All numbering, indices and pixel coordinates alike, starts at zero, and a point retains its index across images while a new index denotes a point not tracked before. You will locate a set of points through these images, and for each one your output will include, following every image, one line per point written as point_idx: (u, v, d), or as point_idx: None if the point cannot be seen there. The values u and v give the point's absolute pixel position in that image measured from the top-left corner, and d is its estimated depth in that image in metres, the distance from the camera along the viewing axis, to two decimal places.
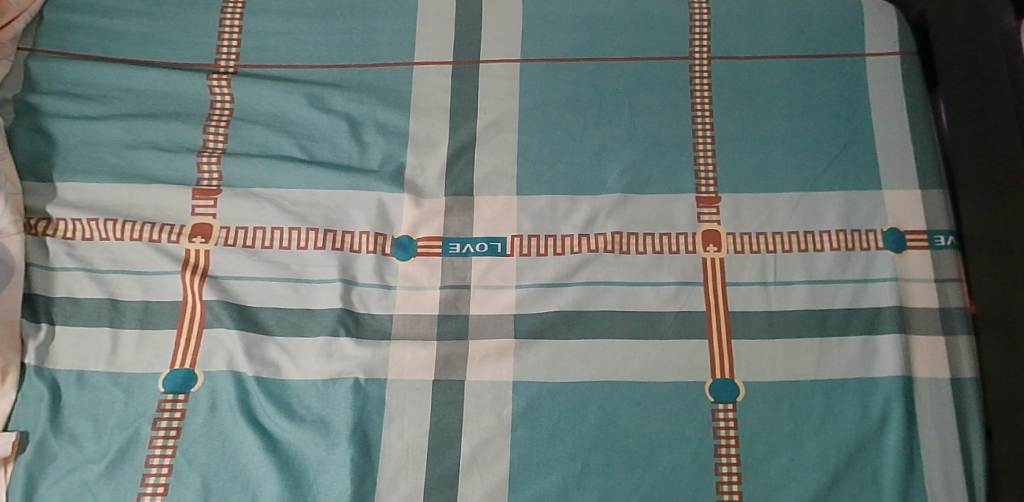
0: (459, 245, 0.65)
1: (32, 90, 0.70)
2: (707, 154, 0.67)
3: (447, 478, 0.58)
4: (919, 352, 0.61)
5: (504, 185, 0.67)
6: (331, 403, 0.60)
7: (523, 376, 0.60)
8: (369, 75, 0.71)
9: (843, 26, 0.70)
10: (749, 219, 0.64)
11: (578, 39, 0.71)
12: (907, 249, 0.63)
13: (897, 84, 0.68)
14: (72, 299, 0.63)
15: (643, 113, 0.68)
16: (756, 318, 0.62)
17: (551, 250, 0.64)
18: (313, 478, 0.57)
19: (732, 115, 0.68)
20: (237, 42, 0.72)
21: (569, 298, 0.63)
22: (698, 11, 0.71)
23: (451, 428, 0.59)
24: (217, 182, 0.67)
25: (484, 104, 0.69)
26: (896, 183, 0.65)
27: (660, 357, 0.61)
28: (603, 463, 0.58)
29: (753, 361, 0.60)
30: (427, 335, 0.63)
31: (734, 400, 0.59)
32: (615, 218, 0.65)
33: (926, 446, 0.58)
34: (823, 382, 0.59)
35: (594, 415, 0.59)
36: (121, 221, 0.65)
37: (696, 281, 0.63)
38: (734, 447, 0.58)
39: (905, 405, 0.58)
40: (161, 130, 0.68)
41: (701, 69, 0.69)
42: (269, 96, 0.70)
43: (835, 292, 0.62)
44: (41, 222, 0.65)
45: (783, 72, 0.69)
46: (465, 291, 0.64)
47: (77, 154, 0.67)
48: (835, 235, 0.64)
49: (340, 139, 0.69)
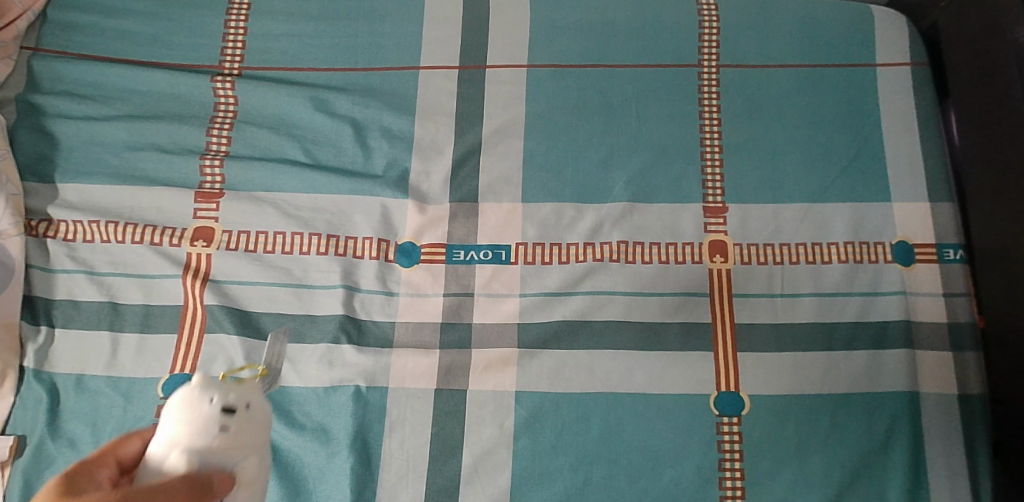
0: (463, 252, 0.65)
1: (35, 90, 0.69)
2: (714, 163, 0.66)
3: (448, 488, 0.57)
4: (926, 367, 0.60)
5: (509, 192, 0.66)
6: (332, 411, 0.59)
7: (526, 386, 0.60)
8: (375, 79, 0.70)
9: (854, 36, 0.69)
10: (757, 230, 0.64)
11: (586, 45, 0.71)
12: (916, 263, 0.62)
13: (908, 95, 0.67)
14: (72, 302, 0.62)
15: (650, 121, 0.68)
16: (762, 331, 0.61)
17: (555, 258, 0.64)
18: (313, 487, 0.57)
19: (740, 125, 0.67)
20: (241, 44, 0.71)
21: (573, 308, 0.62)
22: (707, 18, 0.71)
23: (453, 439, 0.59)
24: (219, 185, 0.66)
25: (490, 109, 0.69)
26: (906, 196, 0.64)
27: (665, 369, 0.60)
28: (604, 477, 0.57)
29: (758, 374, 0.60)
30: (429, 344, 0.62)
31: (739, 413, 0.59)
32: (621, 227, 0.64)
33: (933, 463, 0.57)
34: (830, 396, 0.59)
35: (597, 427, 0.59)
36: (122, 224, 0.64)
37: (703, 292, 0.62)
38: (738, 461, 0.57)
39: (911, 421, 0.58)
40: (164, 132, 0.68)
41: (710, 77, 0.69)
42: (273, 98, 0.69)
43: (842, 305, 0.61)
44: (41, 223, 0.64)
45: (792, 81, 0.68)
46: (468, 299, 0.63)
47: (78, 155, 0.67)
48: (843, 247, 0.63)
49: (344, 143, 0.68)
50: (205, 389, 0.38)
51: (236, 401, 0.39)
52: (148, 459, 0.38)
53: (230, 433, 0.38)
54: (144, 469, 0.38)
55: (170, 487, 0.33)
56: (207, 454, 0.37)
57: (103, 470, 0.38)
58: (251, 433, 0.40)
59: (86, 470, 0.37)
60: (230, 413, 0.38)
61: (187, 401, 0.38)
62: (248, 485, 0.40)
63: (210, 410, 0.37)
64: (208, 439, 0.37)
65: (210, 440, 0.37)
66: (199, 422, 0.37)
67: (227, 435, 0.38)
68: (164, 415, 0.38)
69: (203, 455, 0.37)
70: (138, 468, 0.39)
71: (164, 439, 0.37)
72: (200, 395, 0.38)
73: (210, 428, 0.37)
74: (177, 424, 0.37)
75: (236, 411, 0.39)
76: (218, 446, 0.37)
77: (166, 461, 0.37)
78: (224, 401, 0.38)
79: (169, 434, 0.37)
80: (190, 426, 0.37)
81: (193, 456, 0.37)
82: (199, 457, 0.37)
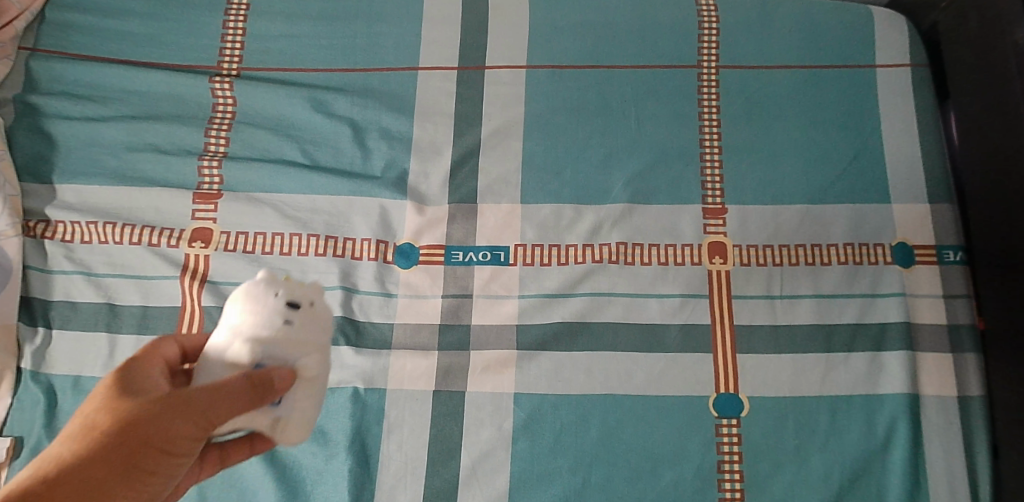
0: (462, 253, 0.65)
1: (33, 91, 0.69)
2: (714, 165, 0.66)
3: (446, 490, 0.57)
4: (926, 369, 0.60)
5: (508, 193, 0.66)
6: (330, 412, 0.59)
7: (525, 388, 0.60)
8: (373, 79, 0.70)
9: (854, 37, 0.69)
10: (756, 231, 0.64)
11: (585, 46, 0.70)
12: (915, 264, 0.62)
13: (908, 96, 0.67)
14: (69, 303, 0.62)
15: (649, 122, 0.68)
16: (761, 332, 0.61)
17: (554, 259, 0.64)
18: (310, 489, 0.57)
19: (739, 126, 0.67)
20: (239, 44, 0.71)
21: (573, 309, 0.62)
22: (707, 18, 0.71)
23: (451, 440, 0.59)
24: (218, 186, 0.66)
25: (490, 110, 0.69)
26: (906, 198, 0.64)
27: (664, 371, 0.60)
28: (603, 479, 0.57)
29: (758, 376, 0.60)
30: (428, 345, 0.62)
31: (738, 415, 0.58)
32: (620, 228, 0.64)
33: (932, 465, 0.57)
34: (829, 398, 0.59)
35: (596, 429, 0.58)
36: (120, 224, 0.64)
37: (702, 293, 0.62)
38: (737, 463, 0.57)
39: (911, 423, 0.57)
40: (162, 133, 0.68)
41: (709, 78, 0.69)
42: (272, 99, 0.69)
43: (841, 307, 0.61)
44: (39, 224, 0.64)
45: (792, 82, 0.68)
46: (467, 300, 0.63)
47: (76, 155, 0.67)
48: (843, 249, 0.63)
49: (343, 144, 0.68)
50: (270, 285, 0.40)
51: (299, 296, 0.41)
52: (211, 347, 0.40)
53: (294, 326, 0.40)
54: (209, 357, 0.40)
55: (230, 386, 0.35)
56: (271, 345, 0.39)
57: (154, 369, 0.40)
58: (315, 329, 0.41)
59: (140, 366, 0.39)
60: (292, 307, 0.40)
61: (251, 296, 0.40)
62: (309, 382, 0.42)
63: (273, 304, 0.39)
64: (271, 330, 0.39)
65: (275, 332, 0.39)
66: (263, 314, 0.39)
67: (290, 328, 0.39)
68: (230, 306, 0.40)
69: (267, 345, 0.39)
70: (201, 360, 0.41)
71: (230, 328, 0.40)
72: (264, 290, 0.40)
73: (273, 320, 0.39)
74: (241, 317, 0.39)
75: (298, 306, 0.40)
76: (282, 338, 0.39)
77: (229, 350, 0.39)
78: (287, 296, 0.40)
79: (232, 324, 0.39)
80: (254, 319, 0.39)
81: (254, 346, 0.38)
82: (260, 348, 0.39)
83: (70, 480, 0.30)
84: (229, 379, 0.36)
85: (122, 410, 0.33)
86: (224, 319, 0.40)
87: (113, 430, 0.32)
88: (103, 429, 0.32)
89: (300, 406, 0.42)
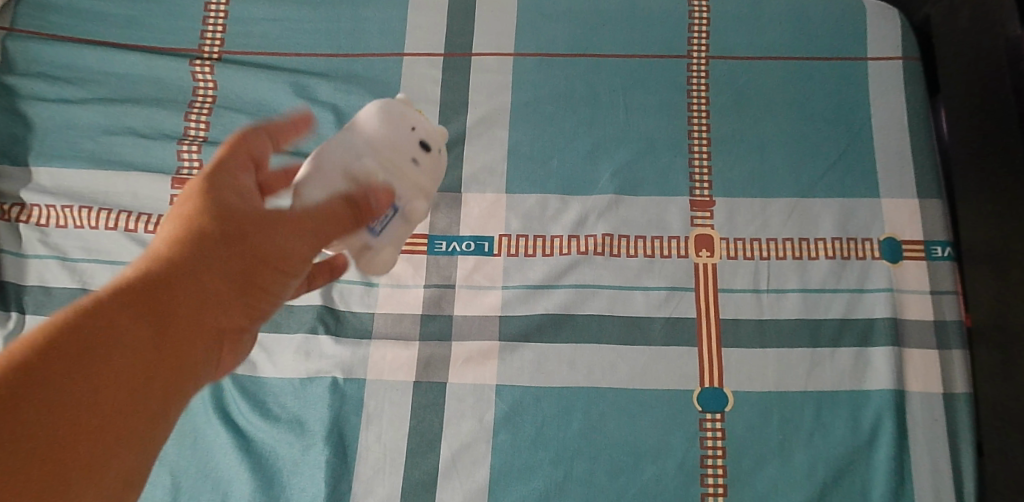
0: (445, 243, 0.64)
1: (9, 71, 0.67)
2: (701, 156, 0.65)
3: (425, 482, 0.56)
4: (912, 366, 0.59)
5: (493, 182, 0.65)
6: (308, 402, 0.58)
7: (507, 380, 0.59)
8: (358, 65, 0.69)
9: (847, 28, 0.68)
10: (743, 224, 0.63)
11: (574, 34, 0.69)
12: (904, 259, 0.62)
13: (900, 88, 0.66)
14: (43, 288, 0.61)
15: (637, 112, 0.67)
16: (746, 326, 0.60)
17: (539, 250, 0.63)
18: (287, 479, 0.56)
19: (728, 117, 0.66)
20: (222, 28, 0.69)
21: (557, 301, 0.61)
22: (698, 8, 0.69)
23: (431, 432, 0.58)
24: (197, 171, 0.65)
25: (476, 98, 0.68)
26: (896, 192, 0.63)
27: (648, 364, 0.59)
28: (585, 472, 0.56)
29: (742, 370, 0.59)
30: (409, 335, 0.61)
31: (722, 409, 0.58)
32: (606, 220, 0.63)
33: (917, 463, 0.56)
34: (813, 394, 0.58)
35: (578, 422, 0.58)
36: (97, 209, 0.63)
37: (687, 286, 0.61)
38: (720, 458, 0.56)
39: (896, 419, 0.57)
40: (141, 116, 0.66)
41: (699, 68, 0.68)
42: (254, 84, 0.68)
43: (828, 301, 0.60)
44: (14, 207, 0.63)
45: (783, 74, 0.67)
46: (450, 291, 0.62)
47: (52, 138, 0.65)
48: (831, 243, 0.62)
49: (325, 129, 0.66)
50: (410, 117, 0.42)
51: (429, 142, 0.43)
52: (332, 150, 0.41)
53: (419, 167, 0.42)
54: (327, 155, 0.41)
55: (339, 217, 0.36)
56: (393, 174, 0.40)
57: None
58: (433, 176, 0.44)
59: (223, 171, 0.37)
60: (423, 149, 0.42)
61: (392, 119, 0.41)
62: (410, 223, 0.44)
63: (410, 137, 0.41)
64: (404, 162, 0.41)
65: (407, 161, 0.41)
66: (402, 139, 0.41)
67: (416, 167, 0.41)
68: (366, 119, 0.41)
69: (390, 172, 0.40)
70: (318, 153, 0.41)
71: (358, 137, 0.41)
72: (403, 120, 0.42)
73: (407, 151, 0.41)
74: (378, 132, 0.40)
75: (427, 150, 0.43)
76: (408, 171, 0.41)
77: (353, 157, 0.40)
78: (422, 135, 0.42)
79: (361, 136, 0.41)
80: (390, 141, 0.40)
81: (381, 166, 0.40)
82: (388, 172, 0.40)
83: (181, 283, 0.31)
84: (328, 203, 0.37)
85: (228, 222, 0.34)
86: (356, 128, 0.41)
87: (216, 242, 0.33)
88: (207, 240, 0.33)
89: (395, 241, 0.43)
